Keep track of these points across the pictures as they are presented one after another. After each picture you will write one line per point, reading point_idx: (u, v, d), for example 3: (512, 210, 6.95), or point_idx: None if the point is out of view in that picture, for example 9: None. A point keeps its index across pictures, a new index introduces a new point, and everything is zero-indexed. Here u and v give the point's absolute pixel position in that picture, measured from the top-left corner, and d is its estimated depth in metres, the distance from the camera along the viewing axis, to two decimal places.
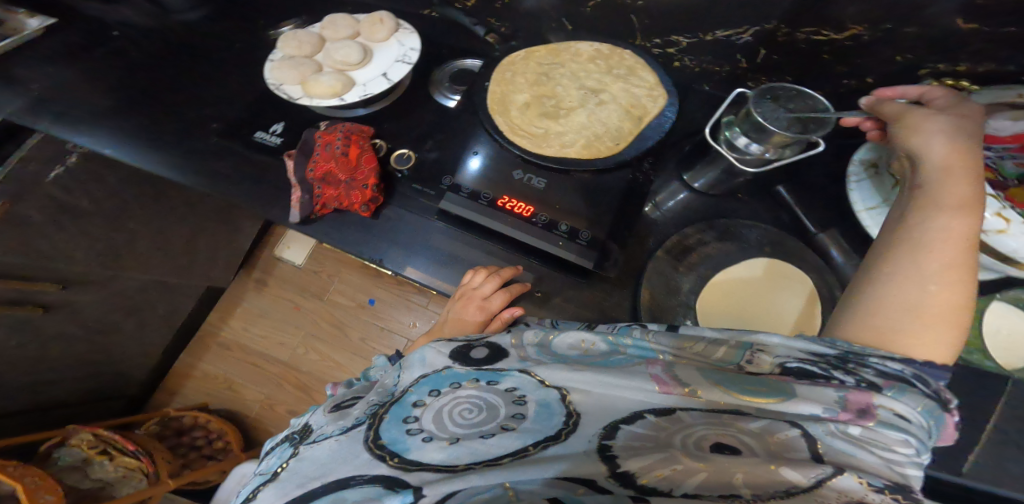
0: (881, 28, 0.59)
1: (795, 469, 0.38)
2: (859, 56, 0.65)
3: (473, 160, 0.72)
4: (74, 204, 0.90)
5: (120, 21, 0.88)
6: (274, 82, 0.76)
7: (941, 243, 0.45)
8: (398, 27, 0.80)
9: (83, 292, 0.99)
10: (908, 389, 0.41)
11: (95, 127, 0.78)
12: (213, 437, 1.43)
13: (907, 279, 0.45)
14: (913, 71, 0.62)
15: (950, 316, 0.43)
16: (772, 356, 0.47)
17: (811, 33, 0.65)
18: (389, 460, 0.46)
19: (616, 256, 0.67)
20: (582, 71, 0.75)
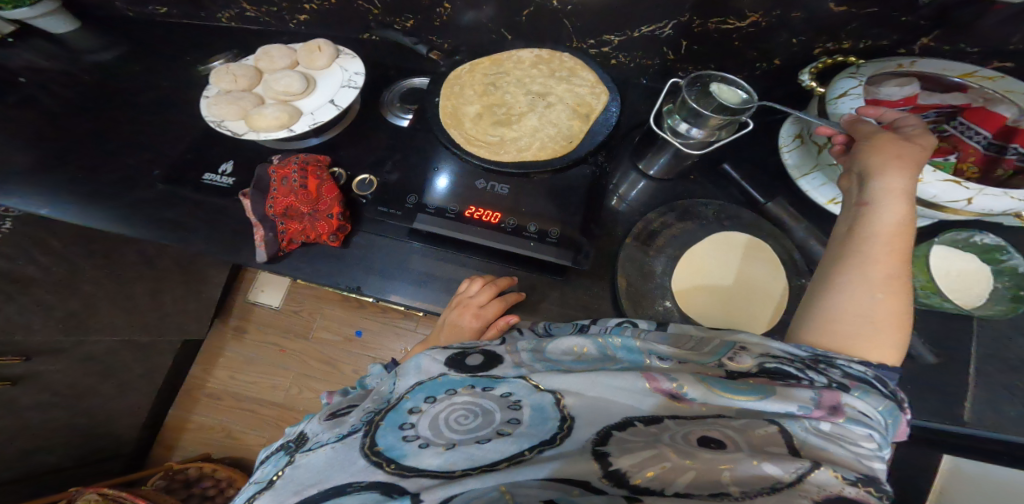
0: (772, 14, 0.65)
1: (775, 465, 0.40)
2: (764, 41, 0.70)
3: (442, 180, 0.72)
4: (22, 273, 0.87)
5: (30, 67, 0.86)
6: (214, 120, 0.74)
7: (888, 256, 0.50)
8: (338, 53, 0.80)
9: (51, 362, 0.98)
10: (871, 391, 0.45)
11: (22, 185, 0.74)
12: (223, 486, 1.37)
13: (860, 289, 0.50)
14: (807, 51, 0.69)
15: (894, 320, 0.49)
16: (753, 354, 0.50)
17: (720, 23, 0.68)
18: (385, 467, 0.47)
19: (588, 248, 0.68)
20: (527, 77, 0.77)
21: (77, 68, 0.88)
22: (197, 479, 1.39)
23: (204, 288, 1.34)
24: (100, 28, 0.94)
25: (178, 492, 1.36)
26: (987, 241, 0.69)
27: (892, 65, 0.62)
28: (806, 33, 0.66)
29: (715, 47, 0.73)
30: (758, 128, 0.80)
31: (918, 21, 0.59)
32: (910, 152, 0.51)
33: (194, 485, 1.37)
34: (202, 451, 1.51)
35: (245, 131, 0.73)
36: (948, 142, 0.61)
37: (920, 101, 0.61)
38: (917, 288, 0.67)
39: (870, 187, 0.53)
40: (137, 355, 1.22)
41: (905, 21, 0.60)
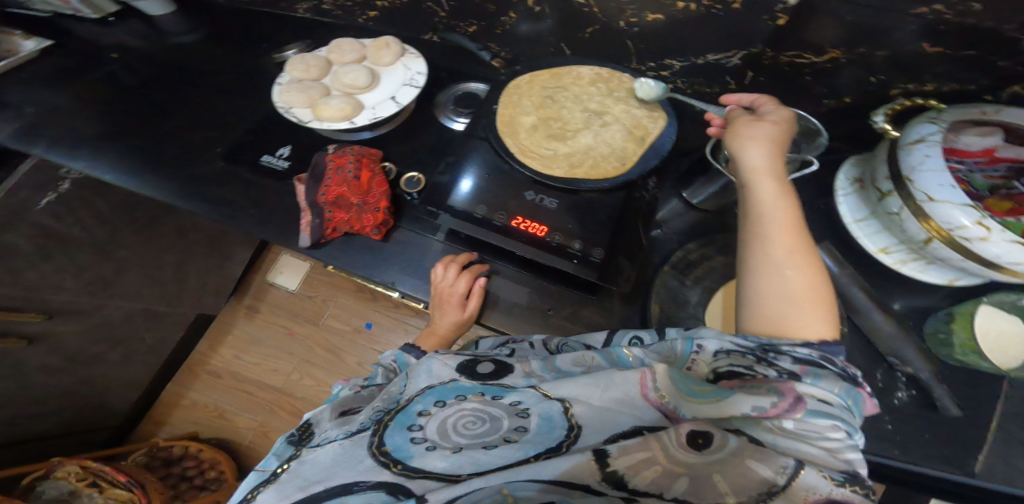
0: (855, 51, 0.64)
1: (764, 464, 0.42)
2: (831, 76, 0.69)
3: (466, 182, 0.70)
4: (66, 233, 0.89)
5: (116, 44, 0.91)
6: (283, 106, 0.75)
7: (786, 231, 0.55)
8: (403, 51, 0.81)
9: (68, 323, 0.96)
10: (822, 375, 0.46)
11: (95, 151, 0.79)
12: (205, 467, 1.36)
13: (771, 270, 0.54)
14: (885, 90, 0.67)
15: (812, 292, 0.52)
16: (710, 359, 0.51)
17: (794, 57, 0.69)
18: (392, 467, 0.48)
19: (628, 273, 0.69)
20: (584, 94, 0.77)
21: (158, 46, 0.91)
22: (179, 458, 1.38)
23: (226, 264, 1.36)
24: None
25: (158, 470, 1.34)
26: None
27: (975, 111, 0.59)
28: (885, 72, 0.64)
29: (784, 79, 0.73)
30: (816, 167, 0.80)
31: (1014, 66, 0.56)
32: (766, 128, 0.59)
33: (175, 464, 1.37)
34: (190, 430, 1.49)
35: (311, 119, 0.75)
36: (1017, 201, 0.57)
37: (998, 154, 0.58)
38: (954, 345, 0.66)
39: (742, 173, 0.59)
40: (151, 323, 1.23)
41: (1002, 65, 0.56)
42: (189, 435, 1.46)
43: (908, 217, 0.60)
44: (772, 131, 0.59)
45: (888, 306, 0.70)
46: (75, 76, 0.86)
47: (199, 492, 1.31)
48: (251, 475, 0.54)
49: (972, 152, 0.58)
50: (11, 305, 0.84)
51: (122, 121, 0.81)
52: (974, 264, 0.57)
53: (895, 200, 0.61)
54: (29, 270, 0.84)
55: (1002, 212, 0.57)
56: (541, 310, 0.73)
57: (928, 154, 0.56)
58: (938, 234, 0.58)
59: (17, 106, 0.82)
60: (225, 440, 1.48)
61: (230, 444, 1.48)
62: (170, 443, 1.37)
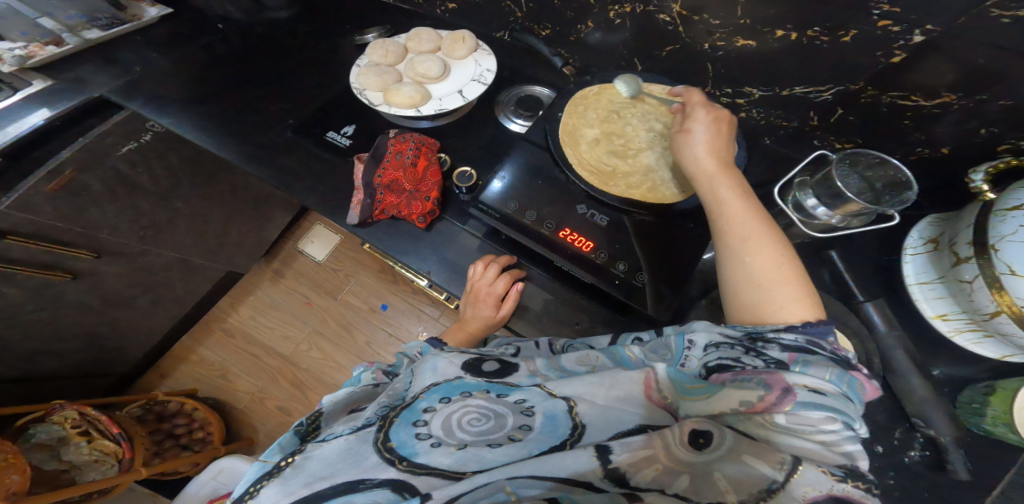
0: (975, 98, 0.57)
1: (763, 461, 0.41)
2: (937, 124, 0.64)
3: (497, 181, 0.71)
4: (134, 179, 0.90)
5: (223, 17, 0.94)
6: (358, 87, 0.76)
7: (737, 220, 0.57)
8: (477, 46, 0.81)
9: (111, 263, 0.99)
10: (812, 361, 0.46)
11: (180, 111, 0.82)
12: (194, 427, 1.39)
13: (731, 260, 0.55)
14: (991, 146, 0.61)
15: (776, 271, 0.53)
16: (700, 355, 0.52)
17: (898, 98, 0.64)
18: (397, 464, 0.48)
19: (671, 300, 0.64)
20: (653, 113, 0.75)
21: (245, 14, 0.95)
22: (172, 414, 1.39)
23: (265, 227, 1.38)
24: None
25: (150, 424, 1.36)
26: None
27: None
28: (999, 123, 0.58)
29: (873, 122, 0.69)
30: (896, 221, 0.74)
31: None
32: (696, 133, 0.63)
33: (167, 419, 1.38)
34: (191, 386, 1.52)
35: (381, 103, 0.76)
36: None
37: None
38: (986, 415, 0.63)
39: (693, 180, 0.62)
40: (185, 274, 1.25)
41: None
42: (189, 391, 1.48)
43: (979, 290, 0.58)
44: (709, 134, 0.62)
45: (930, 372, 0.66)
46: (177, 41, 0.90)
47: (182, 450, 1.36)
48: (254, 467, 0.52)
49: None
50: (65, 241, 0.85)
51: (203, 85, 0.85)
52: None
53: (970, 266, 0.58)
54: (93, 208, 0.85)
55: None
56: (570, 324, 0.72)
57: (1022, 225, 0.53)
58: (1008, 309, 0.55)
59: (124, 63, 0.85)
60: (223, 400, 1.51)
61: (226, 405, 1.50)
62: (168, 398, 1.38)
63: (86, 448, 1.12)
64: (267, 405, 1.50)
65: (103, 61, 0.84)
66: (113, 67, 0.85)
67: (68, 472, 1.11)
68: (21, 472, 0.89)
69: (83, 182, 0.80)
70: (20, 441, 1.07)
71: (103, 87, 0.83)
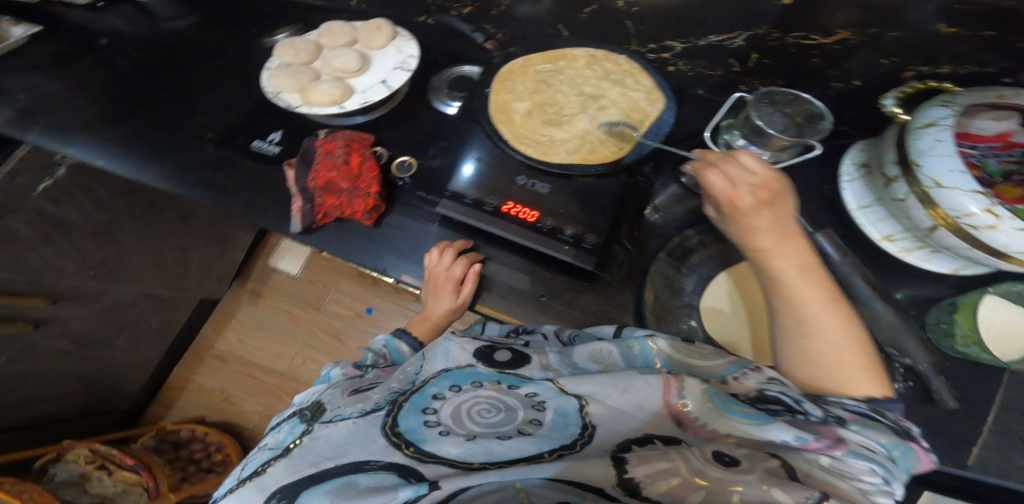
0: (868, 33, 0.60)
1: (784, 491, 0.39)
2: (846, 61, 0.65)
3: (466, 167, 0.70)
4: (65, 218, 0.89)
5: (107, 29, 0.90)
6: (272, 91, 0.75)
7: (802, 303, 0.54)
8: (395, 34, 0.80)
9: (73, 307, 0.99)
10: (869, 425, 0.47)
11: (84, 138, 0.78)
12: (211, 451, 1.39)
13: (790, 339, 0.55)
14: (897, 72, 0.62)
15: (841, 356, 0.52)
16: (760, 380, 0.51)
17: (800, 38, 0.66)
18: (405, 449, 0.50)
19: (619, 258, 0.70)
20: (580, 77, 0.75)
21: (155, 33, 0.90)
22: (188, 441, 1.41)
23: (228, 249, 1.36)
24: None
25: (168, 453, 1.38)
26: None
27: (991, 95, 0.54)
28: (896, 52, 0.60)
29: (789, 62, 0.71)
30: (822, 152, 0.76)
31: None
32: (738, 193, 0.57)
33: (184, 447, 1.40)
34: (198, 413, 1.53)
35: (299, 104, 0.75)
36: None
37: (1014, 139, 0.55)
38: (957, 336, 0.65)
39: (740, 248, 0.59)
40: (156, 308, 1.24)
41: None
42: (198, 418, 1.50)
43: (914, 205, 0.58)
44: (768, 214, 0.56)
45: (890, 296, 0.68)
46: (62, 60, 0.85)
47: (206, 474, 1.35)
48: (267, 450, 0.57)
49: (987, 137, 0.56)
50: (11, 289, 0.85)
51: (115, 106, 0.81)
52: (982, 253, 0.54)
53: (900, 185, 0.59)
54: (28, 253, 0.85)
55: (1014, 200, 0.53)
56: (534, 297, 0.72)
57: (938, 139, 0.54)
58: (944, 222, 0.56)
59: (8, 92, 0.80)
60: (232, 422, 1.52)
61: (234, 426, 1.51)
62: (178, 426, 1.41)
63: (109, 481, 1.15)
64: None
65: None
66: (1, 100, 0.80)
67: None
68: None
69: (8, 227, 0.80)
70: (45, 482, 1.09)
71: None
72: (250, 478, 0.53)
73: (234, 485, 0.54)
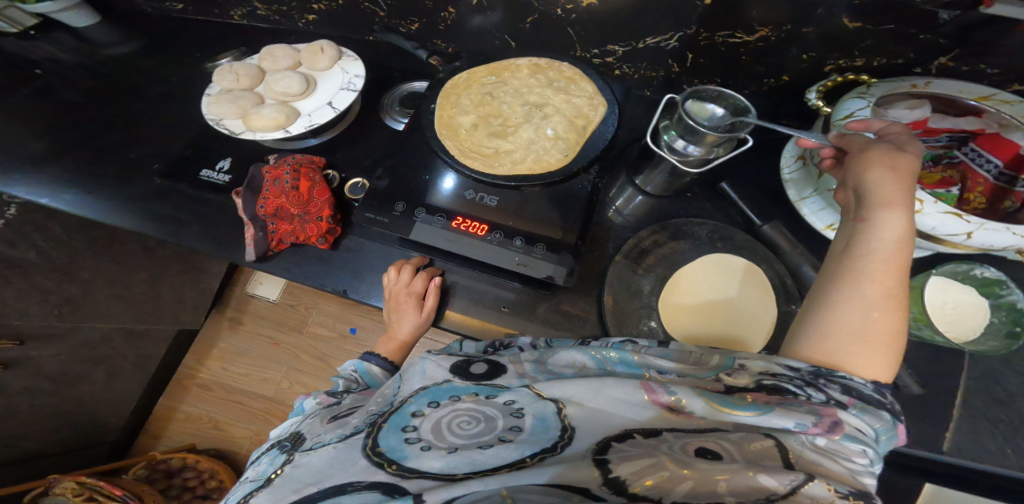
0: (784, 29, 0.63)
1: (771, 476, 0.41)
2: (773, 56, 0.68)
3: (447, 180, 0.72)
4: (22, 258, 0.89)
5: (45, 58, 0.89)
6: (213, 117, 0.75)
7: (886, 279, 0.49)
8: (340, 54, 0.81)
9: (43, 347, 0.99)
10: (868, 409, 0.45)
11: (29, 174, 0.76)
12: (205, 477, 1.37)
13: (855, 306, 0.50)
14: (818, 66, 0.66)
15: (892, 339, 0.48)
16: (751, 370, 0.50)
17: (727, 37, 0.67)
18: (387, 467, 0.47)
19: (572, 266, 0.66)
20: (525, 87, 0.76)
21: (105, 65, 0.90)
22: (179, 469, 1.38)
23: (201, 279, 1.35)
24: (121, 23, 0.95)
25: (159, 482, 1.36)
26: (987, 275, 0.69)
27: (906, 84, 0.59)
28: (816, 48, 0.64)
29: (719, 59, 0.71)
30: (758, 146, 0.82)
31: (935, 39, 0.57)
32: (903, 162, 0.51)
33: (176, 475, 1.37)
34: (188, 442, 1.51)
35: (241, 130, 0.74)
36: (958, 170, 0.61)
37: (931, 125, 0.60)
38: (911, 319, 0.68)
39: (871, 205, 0.52)
40: (131, 343, 1.22)
41: (923, 39, 0.58)
42: (187, 446, 1.47)
43: None
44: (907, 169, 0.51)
45: None
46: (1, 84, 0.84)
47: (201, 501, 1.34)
48: (249, 483, 0.54)
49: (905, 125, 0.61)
50: None
51: (60, 142, 0.80)
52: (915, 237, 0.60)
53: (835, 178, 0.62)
54: None
55: (933, 185, 0.61)
56: (496, 307, 0.72)
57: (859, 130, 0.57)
58: None
59: None
60: (223, 448, 1.49)
61: (226, 451, 1.49)
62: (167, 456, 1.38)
63: None
64: None
65: None
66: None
67: None
68: None
69: None
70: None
71: None
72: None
73: None
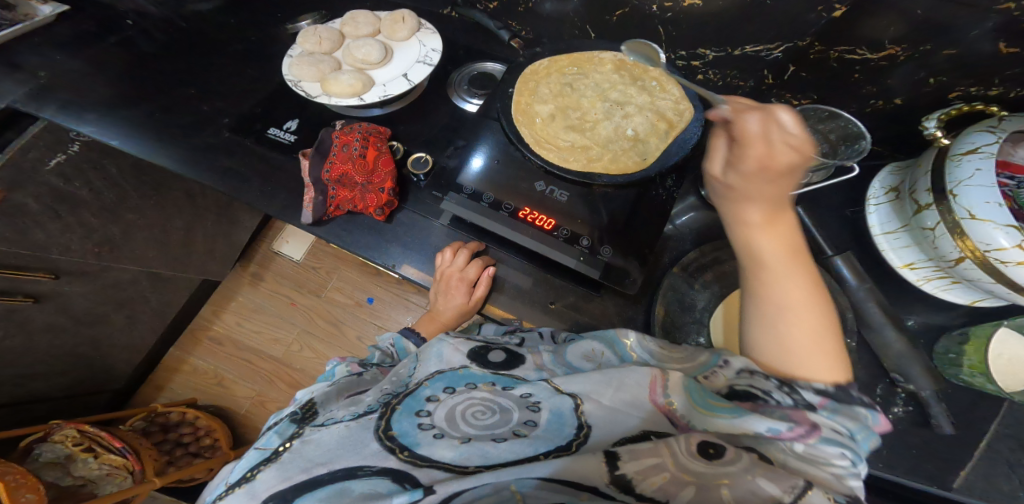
0: (920, 49, 0.58)
1: (772, 482, 0.38)
2: (890, 77, 0.64)
3: (476, 160, 0.70)
4: (74, 194, 0.91)
5: (136, 11, 0.87)
6: (293, 79, 0.74)
7: (773, 287, 0.51)
8: (419, 26, 0.79)
9: (74, 283, 0.96)
10: (841, 408, 0.44)
11: (103, 117, 0.77)
12: (199, 435, 1.38)
13: (761, 322, 0.51)
14: (942, 94, 0.61)
15: (811, 341, 0.48)
16: (729, 374, 0.49)
17: (846, 52, 0.63)
18: (398, 453, 0.48)
19: (637, 275, 0.65)
20: (606, 82, 0.73)
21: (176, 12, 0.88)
22: (176, 424, 1.40)
23: (235, 232, 1.35)
24: None
25: (154, 435, 1.37)
26: None
27: None
28: (948, 72, 0.58)
29: (828, 77, 0.68)
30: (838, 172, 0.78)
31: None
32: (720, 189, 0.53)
33: (171, 429, 1.39)
34: (189, 396, 1.51)
35: (319, 94, 0.74)
36: None
37: None
38: (964, 366, 0.67)
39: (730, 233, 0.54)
40: (156, 287, 1.22)
41: None
42: (188, 401, 1.48)
43: (943, 235, 0.59)
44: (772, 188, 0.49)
45: (903, 324, 0.69)
46: (88, 39, 0.83)
47: (193, 458, 1.36)
48: (252, 454, 0.54)
49: None
50: (16, 264, 0.84)
51: (129, 86, 0.80)
52: (1007, 288, 0.56)
53: (932, 213, 0.59)
54: (37, 230, 0.85)
55: None
56: (541, 304, 0.70)
57: (978, 167, 0.54)
58: (972, 254, 0.56)
59: (30, 68, 0.79)
60: (223, 407, 1.50)
61: (227, 411, 1.50)
62: (167, 409, 1.39)
63: (94, 463, 1.12)
64: (269, 408, 1.50)
65: (9, 67, 0.79)
66: (19, 72, 0.79)
67: (85, 486, 1.10)
68: (34, 490, 0.88)
69: (17, 203, 0.81)
70: (27, 461, 1.07)
71: (14, 94, 0.77)
72: (238, 485, 0.50)
73: (223, 491, 0.52)
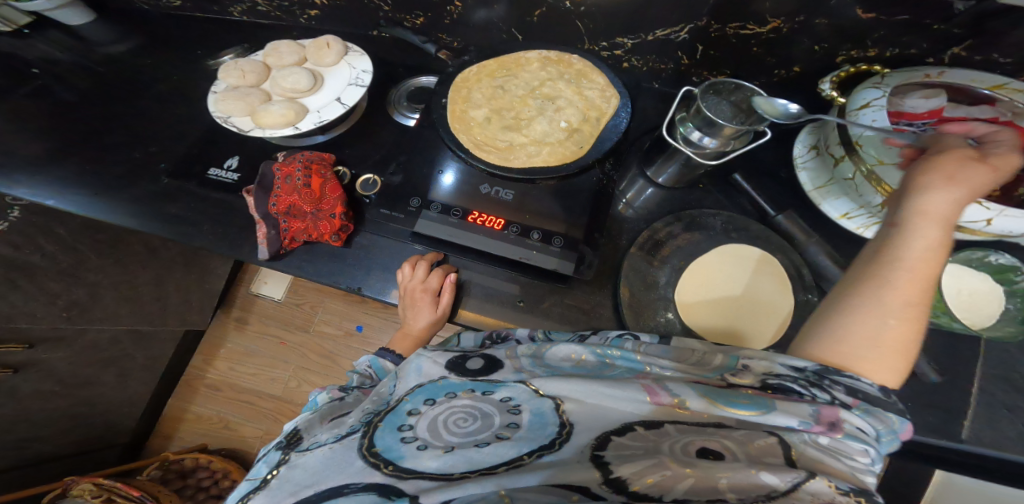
0: (797, 20, 0.64)
1: (772, 474, 0.41)
2: (783, 47, 0.69)
3: (447, 176, 0.73)
4: (26, 260, 0.87)
5: (42, 59, 0.88)
6: (221, 115, 0.76)
7: (904, 284, 0.48)
8: (346, 50, 0.81)
9: (53, 350, 0.98)
10: (873, 411, 0.45)
11: (31, 176, 0.75)
12: (218, 477, 1.37)
13: (875, 311, 0.48)
14: (830, 58, 0.67)
15: (901, 346, 0.48)
16: (757, 368, 0.50)
17: (739, 28, 0.68)
18: (383, 468, 0.47)
19: (591, 259, 0.68)
20: (536, 80, 0.76)
21: (104, 65, 0.89)
22: (192, 469, 1.39)
23: (207, 279, 1.35)
24: (127, 25, 0.95)
25: (174, 482, 1.36)
26: (1001, 261, 0.69)
27: (920, 74, 0.61)
28: (829, 39, 0.65)
29: (731, 51, 0.72)
30: (774, 135, 0.81)
31: (952, 29, 0.58)
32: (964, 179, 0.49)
33: (190, 475, 1.38)
34: (199, 442, 1.50)
35: (251, 128, 0.75)
36: None
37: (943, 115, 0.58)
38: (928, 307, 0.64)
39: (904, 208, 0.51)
40: (138, 343, 1.22)
41: (937, 29, 0.58)
42: (199, 447, 1.46)
43: (862, 182, 0.64)
44: (984, 178, 0.49)
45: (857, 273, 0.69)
46: None
47: (217, 501, 1.35)
48: (243, 483, 0.53)
49: (920, 114, 0.59)
50: None
51: (64, 142, 0.79)
52: None
53: (847, 165, 0.65)
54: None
55: None
56: (512, 303, 0.70)
57: (875, 118, 0.58)
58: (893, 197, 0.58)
59: None
60: (231, 450, 1.48)
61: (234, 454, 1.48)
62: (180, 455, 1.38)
63: None
64: None
65: None
66: None
67: None
68: None
69: None
70: None
71: None
72: None
73: None
